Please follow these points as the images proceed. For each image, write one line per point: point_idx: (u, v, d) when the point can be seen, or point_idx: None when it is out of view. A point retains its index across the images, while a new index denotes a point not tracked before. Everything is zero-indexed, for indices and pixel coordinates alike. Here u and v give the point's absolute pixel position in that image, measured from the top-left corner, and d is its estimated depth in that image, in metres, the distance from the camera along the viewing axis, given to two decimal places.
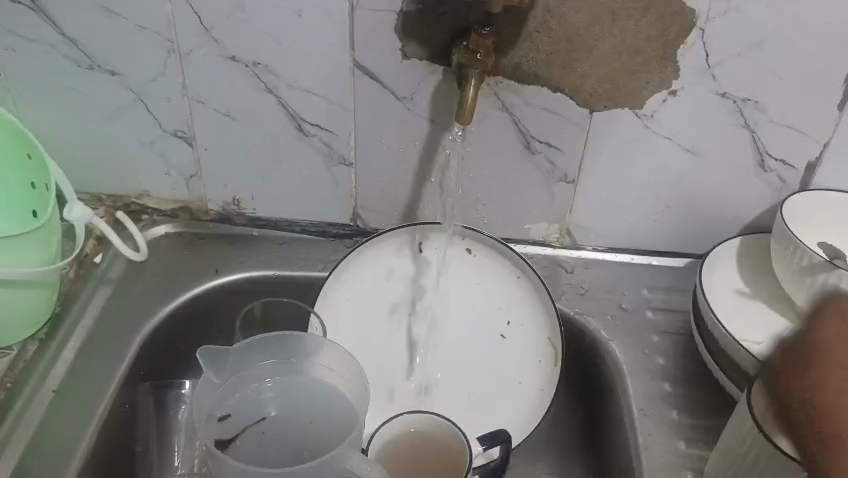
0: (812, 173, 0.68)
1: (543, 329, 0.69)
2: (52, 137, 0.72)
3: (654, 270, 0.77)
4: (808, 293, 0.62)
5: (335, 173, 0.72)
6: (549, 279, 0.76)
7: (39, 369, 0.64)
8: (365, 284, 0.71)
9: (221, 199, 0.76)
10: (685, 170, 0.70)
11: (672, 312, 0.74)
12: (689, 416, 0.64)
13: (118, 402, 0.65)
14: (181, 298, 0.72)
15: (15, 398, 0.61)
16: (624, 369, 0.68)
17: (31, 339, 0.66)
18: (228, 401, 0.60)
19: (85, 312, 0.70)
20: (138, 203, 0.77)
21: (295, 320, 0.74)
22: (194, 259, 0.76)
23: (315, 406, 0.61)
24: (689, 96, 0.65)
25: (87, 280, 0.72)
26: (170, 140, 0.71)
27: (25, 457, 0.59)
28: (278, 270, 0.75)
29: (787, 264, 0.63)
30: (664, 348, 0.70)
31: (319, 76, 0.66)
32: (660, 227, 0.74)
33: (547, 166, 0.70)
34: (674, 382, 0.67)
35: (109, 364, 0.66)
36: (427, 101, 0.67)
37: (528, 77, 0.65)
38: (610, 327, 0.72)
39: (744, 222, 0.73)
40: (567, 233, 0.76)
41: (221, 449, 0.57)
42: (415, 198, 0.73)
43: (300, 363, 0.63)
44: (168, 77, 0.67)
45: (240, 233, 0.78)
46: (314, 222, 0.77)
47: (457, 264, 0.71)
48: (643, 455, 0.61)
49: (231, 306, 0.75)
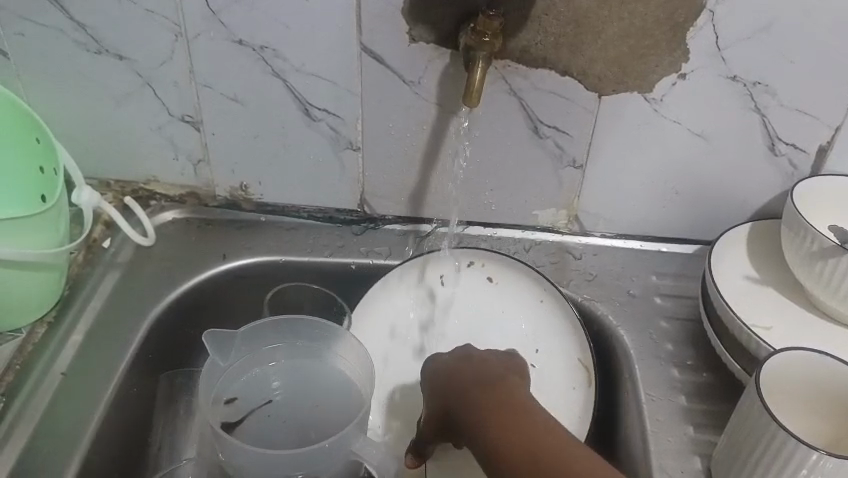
0: (823, 158, 0.68)
1: (573, 352, 0.68)
2: (60, 122, 0.72)
3: (662, 257, 0.76)
4: (818, 278, 0.62)
5: (342, 158, 0.72)
6: (556, 265, 0.76)
7: (49, 351, 0.64)
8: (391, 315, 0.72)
9: (228, 185, 0.76)
10: (694, 156, 0.69)
11: (681, 298, 0.73)
12: (696, 401, 0.64)
13: (125, 385, 0.65)
14: (190, 283, 0.73)
15: (24, 380, 0.62)
16: (631, 354, 0.68)
17: (39, 322, 0.66)
18: (233, 385, 0.61)
19: (94, 296, 0.70)
20: (145, 189, 0.77)
21: (314, 301, 0.74)
22: (200, 245, 0.76)
23: (326, 390, 0.62)
24: (699, 79, 0.65)
25: (95, 265, 0.72)
26: (177, 125, 0.71)
27: (35, 436, 0.59)
28: (284, 255, 0.75)
29: (797, 249, 0.63)
30: (672, 333, 0.69)
31: (327, 60, 0.66)
32: (669, 213, 0.74)
33: (555, 151, 0.70)
34: (682, 368, 0.66)
35: (119, 346, 0.66)
36: (435, 85, 0.66)
37: (536, 60, 0.64)
38: (618, 313, 0.71)
39: (753, 207, 0.72)
40: (575, 219, 0.76)
41: (227, 431, 0.58)
42: (422, 184, 0.73)
43: (309, 345, 0.64)
44: (176, 62, 0.67)
45: (248, 220, 0.78)
46: (321, 208, 0.77)
47: (481, 289, 0.73)
48: (651, 441, 0.61)
49: (241, 291, 0.76)
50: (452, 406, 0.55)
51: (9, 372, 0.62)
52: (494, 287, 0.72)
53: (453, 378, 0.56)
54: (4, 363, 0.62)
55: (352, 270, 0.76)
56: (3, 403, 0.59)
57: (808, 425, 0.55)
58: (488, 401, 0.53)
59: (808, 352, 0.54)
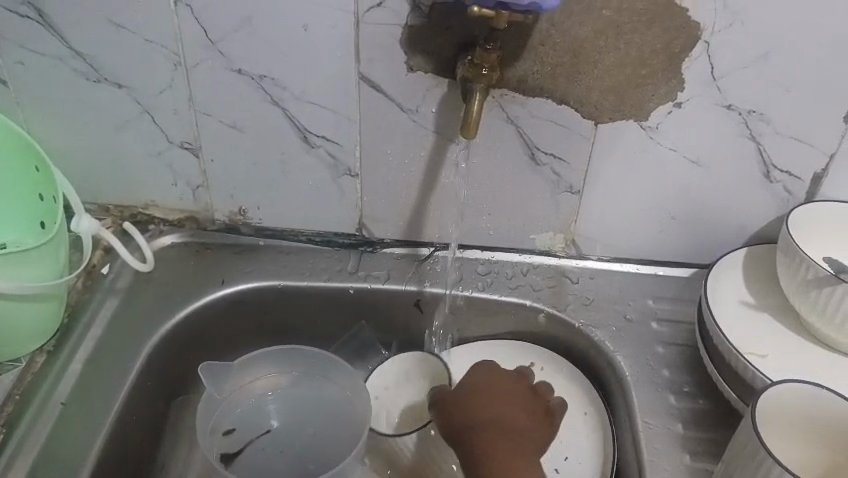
0: (818, 184, 0.69)
1: (589, 419, 0.69)
2: (60, 149, 0.72)
3: (659, 280, 0.77)
4: (813, 307, 0.62)
5: (341, 183, 0.73)
6: (553, 289, 0.76)
7: (51, 375, 0.65)
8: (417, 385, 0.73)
9: (227, 209, 0.76)
10: (691, 181, 0.70)
11: (677, 323, 0.73)
12: (693, 428, 0.64)
13: (125, 414, 0.65)
14: (188, 309, 0.72)
15: (24, 409, 0.62)
16: (628, 382, 0.68)
17: (39, 351, 0.66)
18: (232, 414, 0.63)
19: (93, 322, 0.70)
20: (144, 213, 0.78)
21: (316, 317, 0.77)
22: (198, 271, 0.76)
23: (323, 416, 0.64)
24: (693, 107, 0.65)
25: (94, 292, 0.72)
26: (177, 152, 0.72)
27: (35, 469, 0.59)
28: (282, 280, 0.75)
29: (792, 277, 0.63)
30: (668, 358, 0.70)
31: (326, 89, 0.66)
32: (665, 237, 0.74)
33: (552, 177, 0.70)
34: (679, 394, 0.67)
35: (118, 375, 0.66)
36: (432, 113, 0.67)
37: (534, 89, 0.65)
38: (615, 338, 0.71)
39: (749, 231, 0.73)
40: (572, 243, 0.76)
41: (225, 464, 0.61)
42: (421, 208, 0.74)
43: (302, 376, 0.65)
44: (175, 90, 0.67)
45: (246, 243, 0.78)
46: (319, 231, 0.77)
47: None
48: (649, 470, 0.61)
49: (240, 316, 0.76)
50: (471, 426, 0.61)
51: (9, 401, 0.62)
52: None
53: (480, 408, 0.62)
54: (4, 393, 0.62)
55: (352, 294, 0.75)
56: (5, 433, 0.60)
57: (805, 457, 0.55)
58: (508, 442, 0.60)
59: (789, 383, 0.54)
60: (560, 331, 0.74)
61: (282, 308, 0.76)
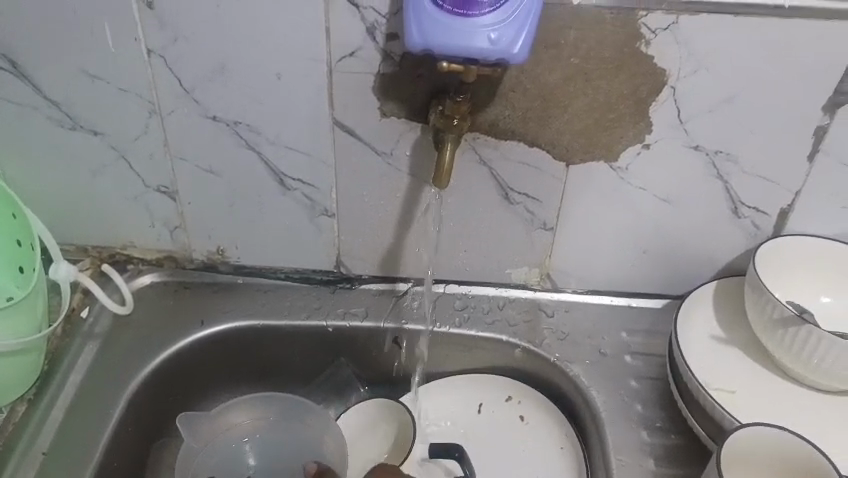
0: (784, 219, 0.70)
1: (566, 456, 0.71)
2: (37, 194, 0.73)
3: (632, 312, 0.78)
4: (779, 345, 0.64)
5: (318, 223, 0.73)
6: (529, 323, 0.77)
7: (32, 424, 0.65)
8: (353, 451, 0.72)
9: (205, 249, 0.77)
10: (661, 218, 0.71)
11: (650, 355, 0.74)
12: (665, 464, 0.65)
13: (106, 461, 0.66)
14: (169, 351, 0.73)
15: (6, 459, 0.62)
16: (602, 417, 0.69)
17: (20, 399, 0.67)
18: (210, 462, 0.64)
19: (73, 368, 0.70)
20: (123, 254, 0.78)
21: (294, 356, 0.78)
22: (177, 311, 0.76)
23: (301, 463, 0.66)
24: (662, 148, 0.66)
25: (73, 336, 0.73)
26: (154, 195, 0.72)
27: None
28: (262, 319, 0.76)
29: (759, 314, 0.65)
30: (641, 392, 0.71)
31: (300, 134, 0.67)
32: (638, 270, 0.76)
33: (526, 216, 0.72)
34: (651, 429, 0.68)
35: (98, 420, 0.67)
36: (406, 156, 0.68)
37: (505, 133, 0.66)
38: (590, 372, 0.73)
39: (719, 264, 0.74)
40: (547, 277, 0.77)
41: None
42: (397, 246, 0.75)
43: (280, 420, 0.67)
44: (151, 136, 0.68)
45: (225, 281, 0.79)
46: (298, 268, 0.78)
47: (508, 425, 0.74)
48: None
49: (219, 356, 0.76)
50: None
51: None
52: (523, 427, 0.74)
53: None
54: None
55: (330, 332, 0.76)
56: None
57: None
58: None
59: (741, 430, 0.55)
60: (536, 365, 0.75)
61: (262, 347, 0.77)
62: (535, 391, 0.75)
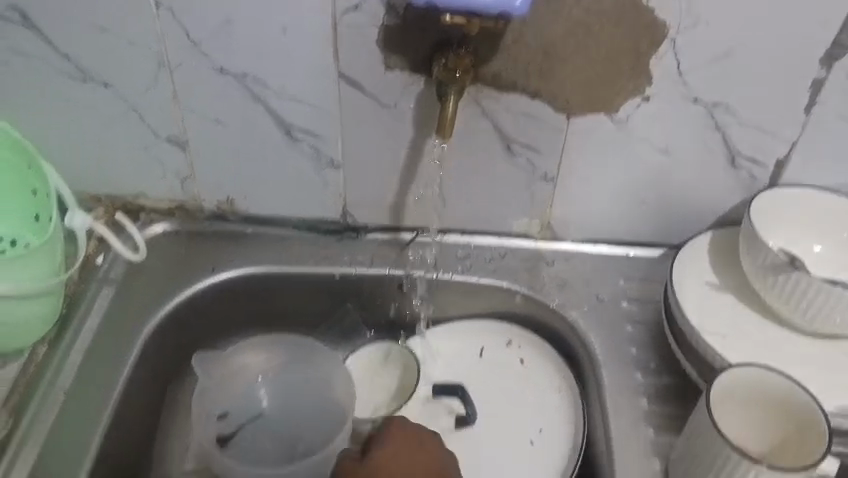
0: (780, 170, 0.72)
1: (563, 396, 0.74)
2: (50, 144, 0.74)
3: (630, 260, 0.80)
4: (771, 291, 0.66)
5: (324, 173, 0.75)
6: (529, 271, 0.79)
7: (53, 365, 0.68)
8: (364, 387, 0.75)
9: (214, 199, 0.79)
10: (660, 169, 0.73)
11: (646, 302, 0.77)
12: (658, 403, 0.68)
13: (124, 400, 0.69)
14: (182, 296, 0.76)
15: (31, 396, 0.66)
16: (598, 359, 0.72)
17: (41, 340, 0.70)
18: (226, 399, 0.68)
19: (90, 313, 0.73)
20: (134, 203, 0.80)
21: (302, 302, 0.80)
22: (188, 258, 0.79)
23: (311, 402, 0.70)
24: (661, 100, 0.68)
25: (90, 282, 0.75)
26: (164, 146, 0.74)
27: (42, 455, 0.63)
28: (271, 267, 0.78)
29: (752, 262, 0.67)
30: (637, 336, 0.74)
31: (307, 86, 0.68)
32: (635, 219, 0.78)
33: (527, 167, 0.73)
34: (645, 371, 0.71)
35: (116, 361, 0.70)
36: (410, 108, 0.69)
37: (507, 85, 0.67)
38: (587, 317, 0.75)
39: (715, 214, 0.76)
40: (548, 226, 0.79)
41: (222, 445, 0.66)
42: (401, 196, 0.77)
43: (291, 362, 0.71)
44: (160, 88, 0.69)
45: (234, 230, 0.81)
46: (305, 218, 0.80)
47: (509, 368, 0.77)
48: (616, 445, 0.65)
49: (230, 301, 0.79)
50: None
51: (13, 395, 0.66)
52: (523, 369, 0.77)
53: None
54: (10, 383, 0.66)
55: (337, 279, 0.79)
56: (14, 418, 0.64)
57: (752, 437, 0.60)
58: None
59: (733, 369, 0.59)
60: (535, 311, 0.78)
61: (271, 293, 0.80)
62: (534, 334, 0.78)
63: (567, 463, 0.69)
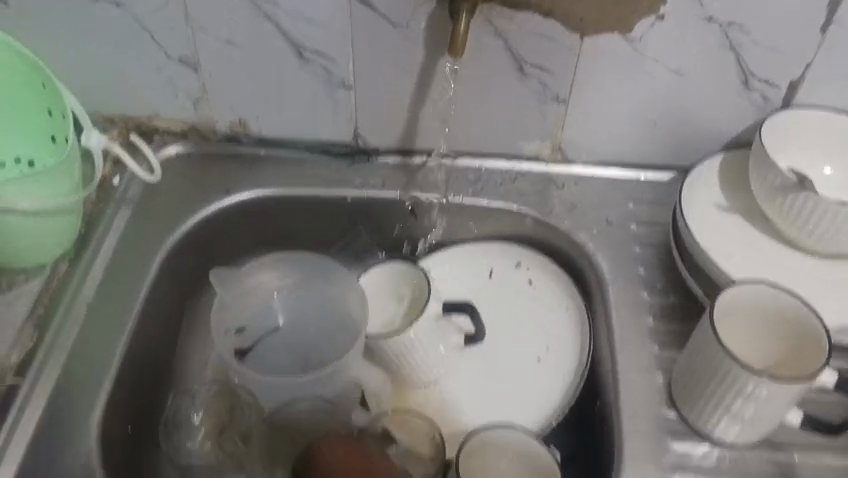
0: (794, 91, 0.71)
1: (570, 315, 0.76)
2: (64, 64, 0.75)
3: (641, 184, 0.81)
4: (779, 211, 0.67)
5: (336, 95, 0.75)
6: (540, 194, 0.80)
7: (75, 281, 0.71)
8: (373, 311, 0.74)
9: (227, 121, 0.79)
10: (672, 90, 0.72)
11: (655, 224, 0.78)
12: (663, 321, 0.70)
13: (144, 315, 0.71)
14: (198, 217, 0.78)
15: (55, 310, 0.68)
16: (606, 279, 0.74)
17: (62, 258, 0.72)
18: (243, 315, 0.70)
19: (108, 232, 0.75)
20: (148, 125, 0.81)
21: (315, 224, 0.82)
22: (203, 180, 0.80)
23: (325, 318, 0.72)
24: (675, 19, 0.67)
25: (107, 202, 0.77)
26: (176, 67, 0.74)
27: (68, 366, 0.65)
28: (284, 190, 0.80)
29: (761, 182, 0.68)
30: (644, 257, 0.75)
31: (318, 4, 0.68)
32: (646, 142, 0.78)
33: (539, 88, 0.73)
34: (652, 290, 0.72)
35: (136, 279, 0.72)
36: (421, 28, 0.69)
37: (520, 4, 0.67)
38: (596, 239, 0.76)
39: (727, 137, 0.76)
40: (559, 149, 0.80)
41: (240, 358, 0.69)
42: (413, 118, 0.77)
43: (305, 280, 0.73)
44: (171, 7, 0.69)
45: (247, 152, 0.82)
46: (317, 141, 0.81)
47: (517, 289, 0.79)
48: (621, 361, 0.67)
49: (245, 223, 0.81)
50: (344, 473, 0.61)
51: (37, 306, 0.68)
52: (531, 290, 0.79)
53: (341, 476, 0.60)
54: (35, 297, 0.68)
55: (349, 201, 0.80)
56: (39, 330, 0.66)
57: (753, 352, 0.61)
58: None
59: (733, 286, 0.60)
60: (545, 233, 0.79)
61: (284, 214, 0.81)
62: (544, 257, 0.79)
63: (573, 379, 0.72)
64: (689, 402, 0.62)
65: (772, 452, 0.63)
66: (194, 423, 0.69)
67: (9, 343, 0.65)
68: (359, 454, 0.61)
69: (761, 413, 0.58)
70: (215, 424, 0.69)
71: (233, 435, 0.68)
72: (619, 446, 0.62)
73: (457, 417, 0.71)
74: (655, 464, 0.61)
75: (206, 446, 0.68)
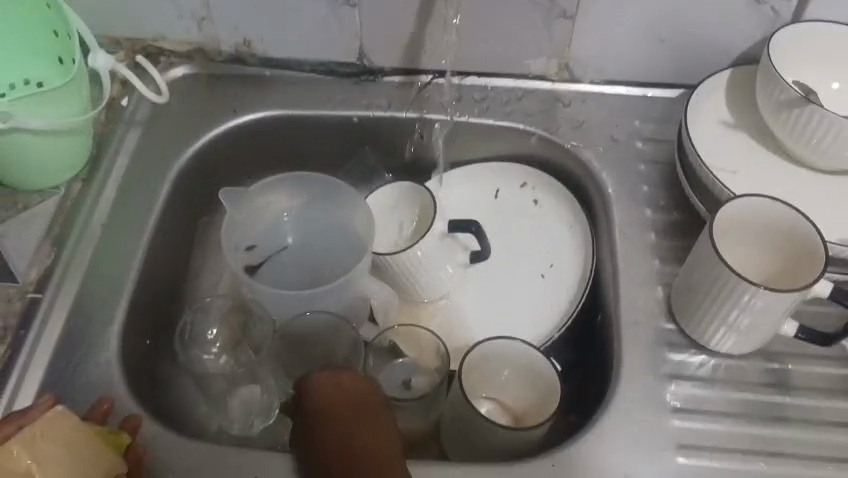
0: (805, 4, 0.70)
1: (574, 233, 0.77)
2: None
3: (647, 101, 0.80)
4: (785, 127, 0.67)
5: (340, 13, 0.75)
6: (546, 113, 0.80)
7: (89, 201, 0.72)
8: (378, 231, 0.76)
9: (232, 41, 0.79)
10: (681, 5, 0.71)
11: (660, 142, 0.78)
12: (665, 237, 0.71)
13: (157, 234, 0.73)
14: (207, 138, 0.79)
15: (71, 229, 0.70)
16: (610, 197, 0.74)
17: (76, 178, 0.73)
18: (253, 233, 0.72)
19: (119, 153, 0.76)
20: (154, 46, 0.81)
21: (322, 144, 0.83)
22: (210, 101, 0.81)
23: (334, 236, 0.73)
24: None
25: (116, 123, 0.78)
26: None
27: (86, 282, 0.67)
28: (290, 110, 0.80)
29: (767, 98, 0.67)
30: (649, 175, 0.76)
31: None
32: (654, 59, 0.77)
33: (545, 4, 0.72)
34: (655, 208, 0.73)
35: (148, 199, 0.74)
36: None
37: None
38: (601, 157, 0.77)
39: (736, 52, 0.75)
40: (565, 67, 0.79)
41: (251, 273, 0.71)
42: (419, 37, 0.76)
43: (312, 200, 0.74)
44: None
45: (253, 73, 0.82)
46: (323, 61, 0.81)
47: (523, 207, 0.80)
48: (623, 277, 0.69)
49: (254, 144, 0.82)
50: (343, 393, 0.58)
51: (54, 226, 0.69)
52: (537, 209, 0.80)
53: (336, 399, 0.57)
54: (50, 217, 0.69)
55: (355, 122, 0.80)
56: (57, 248, 0.68)
57: (744, 261, 0.63)
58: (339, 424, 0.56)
59: (733, 201, 0.60)
60: (550, 152, 0.80)
61: (291, 135, 0.82)
62: (549, 177, 0.79)
63: (576, 294, 0.74)
64: (687, 315, 0.64)
65: (766, 362, 0.65)
66: (209, 338, 0.70)
67: (27, 260, 0.67)
68: (351, 381, 0.58)
69: (756, 324, 0.59)
70: (230, 338, 0.70)
71: (248, 348, 0.69)
72: (618, 358, 0.65)
73: (462, 332, 0.73)
74: (653, 375, 0.63)
75: (223, 359, 0.69)
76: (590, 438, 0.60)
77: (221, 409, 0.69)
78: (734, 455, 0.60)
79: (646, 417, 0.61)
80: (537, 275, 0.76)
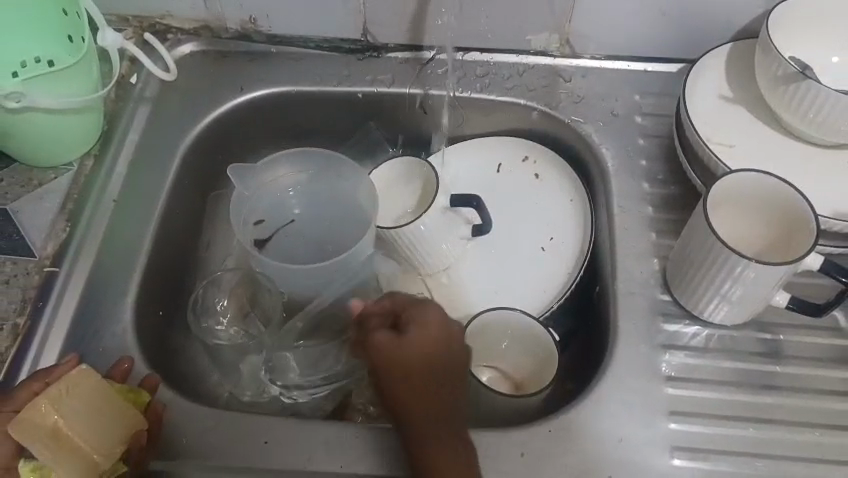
0: None
1: (573, 207, 0.78)
2: None
3: (647, 76, 0.81)
4: (782, 101, 0.68)
5: None
6: (547, 89, 0.81)
7: (101, 177, 0.74)
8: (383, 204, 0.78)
9: (238, 18, 0.81)
10: None
11: (659, 116, 0.79)
12: (662, 210, 0.73)
13: (167, 208, 0.75)
14: (215, 114, 0.80)
15: (84, 203, 0.72)
16: (609, 171, 0.76)
17: (88, 154, 0.75)
18: (260, 207, 0.74)
19: (130, 129, 0.78)
20: (162, 23, 0.83)
21: (327, 119, 0.84)
22: (217, 78, 0.82)
23: (340, 210, 0.75)
24: None
25: (126, 100, 0.80)
26: None
27: (100, 256, 0.70)
28: (295, 86, 0.81)
29: (765, 72, 0.68)
30: (647, 149, 0.77)
31: None
32: (654, 34, 0.78)
33: None
34: (653, 182, 0.75)
35: (158, 175, 0.76)
36: None
37: None
38: (601, 132, 0.78)
39: (735, 27, 0.76)
40: (566, 42, 0.80)
41: (259, 247, 0.73)
42: (421, 13, 0.77)
43: (316, 175, 0.75)
44: None
45: (260, 50, 0.83)
46: (328, 37, 0.82)
47: (524, 181, 0.81)
48: (620, 249, 0.71)
49: (261, 119, 0.83)
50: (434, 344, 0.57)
51: (68, 201, 0.71)
52: (538, 183, 0.81)
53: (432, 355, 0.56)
54: (64, 194, 0.72)
55: (360, 98, 0.82)
56: (71, 223, 0.70)
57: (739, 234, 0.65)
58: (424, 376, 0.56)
59: (727, 177, 0.62)
60: (552, 126, 0.81)
61: (297, 110, 0.83)
62: (549, 153, 0.81)
63: (575, 266, 0.75)
64: (682, 287, 0.66)
65: (758, 331, 0.67)
66: (218, 310, 0.72)
67: (43, 235, 0.69)
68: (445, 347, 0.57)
69: (747, 295, 0.61)
70: (239, 308, 0.73)
71: (257, 319, 0.72)
72: (614, 327, 0.67)
73: (463, 303, 0.75)
74: (648, 344, 0.65)
75: (233, 329, 0.72)
76: (587, 404, 0.62)
77: (233, 376, 0.72)
78: (724, 421, 0.62)
79: (641, 385, 0.63)
80: (537, 247, 0.78)
